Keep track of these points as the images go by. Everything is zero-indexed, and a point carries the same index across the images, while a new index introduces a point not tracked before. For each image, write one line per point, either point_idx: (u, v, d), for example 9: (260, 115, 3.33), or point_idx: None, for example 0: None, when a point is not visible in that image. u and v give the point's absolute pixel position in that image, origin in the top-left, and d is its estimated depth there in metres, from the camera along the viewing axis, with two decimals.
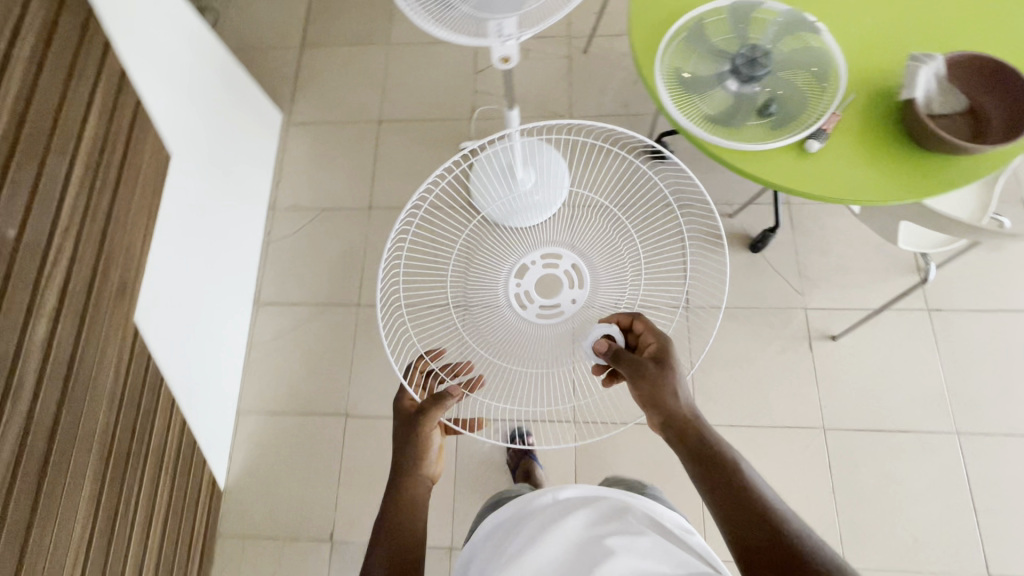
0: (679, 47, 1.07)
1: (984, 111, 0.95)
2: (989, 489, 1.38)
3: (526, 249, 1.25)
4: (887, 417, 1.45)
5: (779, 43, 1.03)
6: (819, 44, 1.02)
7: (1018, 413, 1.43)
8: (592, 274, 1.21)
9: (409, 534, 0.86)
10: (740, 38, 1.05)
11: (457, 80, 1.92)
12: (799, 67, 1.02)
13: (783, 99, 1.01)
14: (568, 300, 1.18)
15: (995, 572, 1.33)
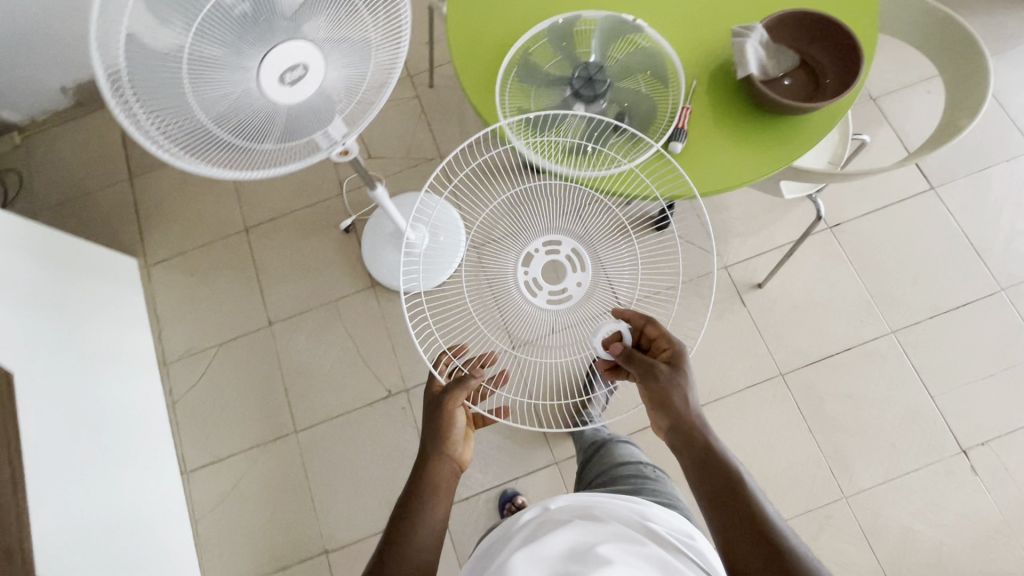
0: (514, 86, 1.01)
1: (816, 61, 0.95)
2: (935, 373, 1.47)
3: (527, 231, 1.17)
4: (830, 342, 1.51)
5: (609, 51, 1.00)
6: (648, 42, 0.99)
7: (935, 294, 1.52)
8: (592, 255, 1.14)
9: (433, 539, 0.79)
10: (569, 59, 1.01)
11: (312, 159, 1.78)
12: (636, 71, 0.99)
13: (633, 108, 0.98)
14: (573, 284, 1.13)
15: (967, 446, 1.41)
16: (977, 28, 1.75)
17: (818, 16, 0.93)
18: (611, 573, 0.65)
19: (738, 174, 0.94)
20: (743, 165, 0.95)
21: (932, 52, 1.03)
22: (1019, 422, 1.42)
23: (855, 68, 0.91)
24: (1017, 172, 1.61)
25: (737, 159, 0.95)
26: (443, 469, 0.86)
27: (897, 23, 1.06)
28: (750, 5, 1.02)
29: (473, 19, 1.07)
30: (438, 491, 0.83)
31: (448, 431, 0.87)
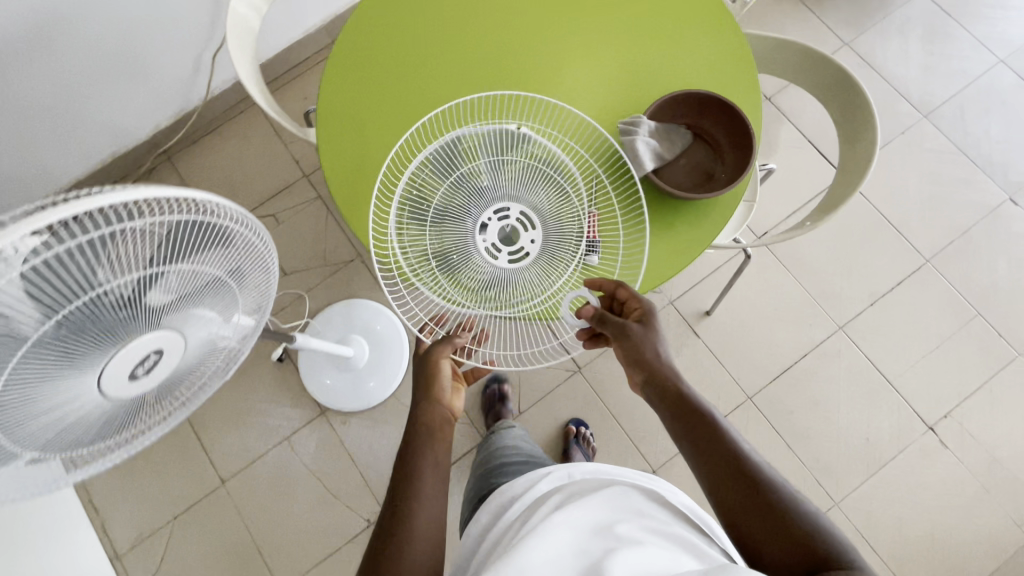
0: (410, 232, 0.90)
1: (708, 132, 0.92)
2: (887, 358, 1.51)
3: (478, 189, 0.88)
4: (786, 352, 1.52)
5: (496, 163, 0.89)
6: (539, 149, 0.90)
7: (870, 280, 1.56)
8: (546, 207, 0.88)
9: (440, 487, 0.74)
10: (458, 185, 0.89)
11: None
12: (535, 176, 0.89)
13: (539, 228, 0.87)
14: (529, 239, 0.87)
15: (932, 421, 1.46)
16: (844, 8, 1.79)
17: (697, 93, 0.90)
18: (641, 552, 0.68)
19: (661, 271, 0.93)
20: (663, 258, 0.93)
21: (812, 89, 1.02)
22: (973, 385, 1.47)
23: (747, 138, 0.88)
24: (915, 140, 1.66)
25: (656, 254, 0.93)
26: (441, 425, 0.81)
27: (772, 66, 1.05)
28: (630, 96, 1.02)
29: (349, 153, 1.01)
30: (440, 445, 0.78)
31: (437, 384, 0.83)
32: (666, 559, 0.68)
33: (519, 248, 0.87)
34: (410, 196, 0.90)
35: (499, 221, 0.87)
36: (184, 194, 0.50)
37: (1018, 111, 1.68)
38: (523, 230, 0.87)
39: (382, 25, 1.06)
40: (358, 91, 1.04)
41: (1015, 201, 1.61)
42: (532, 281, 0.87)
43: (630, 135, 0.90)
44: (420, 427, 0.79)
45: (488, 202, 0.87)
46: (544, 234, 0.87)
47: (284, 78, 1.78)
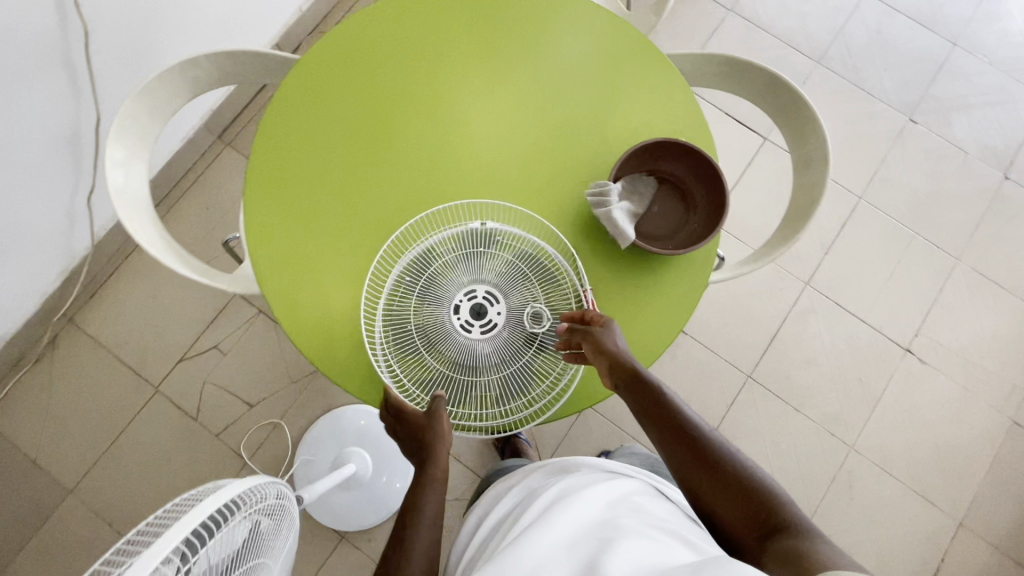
0: (399, 362, 0.84)
1: (669, 172, 0.89)
2: (854, 299, 1.59)
3: (439, 287, 0.83)
4: (767, 323, 1.57)
5: (459, 260, 0.83)
6: (501, 238, 0.85)
7: (817, 230, 1.63)
8: (508, 275, 0.83)
9: (431, 541, 0.78)
10: (427, 297, 0.83)
11: (187, 445, 1.49)
12: (500, 260, 0.84)
13: (533, 316, 0.82)
14: (495, 310, 0.82)
15: (906, 344, 1.57)
16: None
17: (655, 143, 0.86)
18: (623, 545, 0.68)
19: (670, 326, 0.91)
20: (664, 314, 0.92)
21: (747, 92, 1.02)
22: (929, 300, 1.59)
23: (716, 176, 0.85)
24: (816, 87, 1.73)
25: (656, 310, 0.92)
26: (434, 481, 0.83)
27: (703, 76, 1.03)
28: (582, 141, 0.95)
29: (304, 301, 0.89)
30: (434, 501, 0.81)
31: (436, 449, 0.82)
32: (657, 550, 0.69)
33: (489, 322, 0.81)
34: (390, 329, 0.84)
35: (469, 304, 0.82)
36: (252, 485, 0.53)
37: (892, 35, 1.79)
38: (489, 309, 0.82)
39: (289, 146, 0.94)
40: (287, 228, 0.91)
41: (914, 120, 1.72)
42: (542, 357, 0.84)
43: (604, 206, 0.86)
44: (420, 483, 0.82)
45: (467, 306, 0.82)
46: (511, 304, 0.82)
47: (175, 194, 1.58)
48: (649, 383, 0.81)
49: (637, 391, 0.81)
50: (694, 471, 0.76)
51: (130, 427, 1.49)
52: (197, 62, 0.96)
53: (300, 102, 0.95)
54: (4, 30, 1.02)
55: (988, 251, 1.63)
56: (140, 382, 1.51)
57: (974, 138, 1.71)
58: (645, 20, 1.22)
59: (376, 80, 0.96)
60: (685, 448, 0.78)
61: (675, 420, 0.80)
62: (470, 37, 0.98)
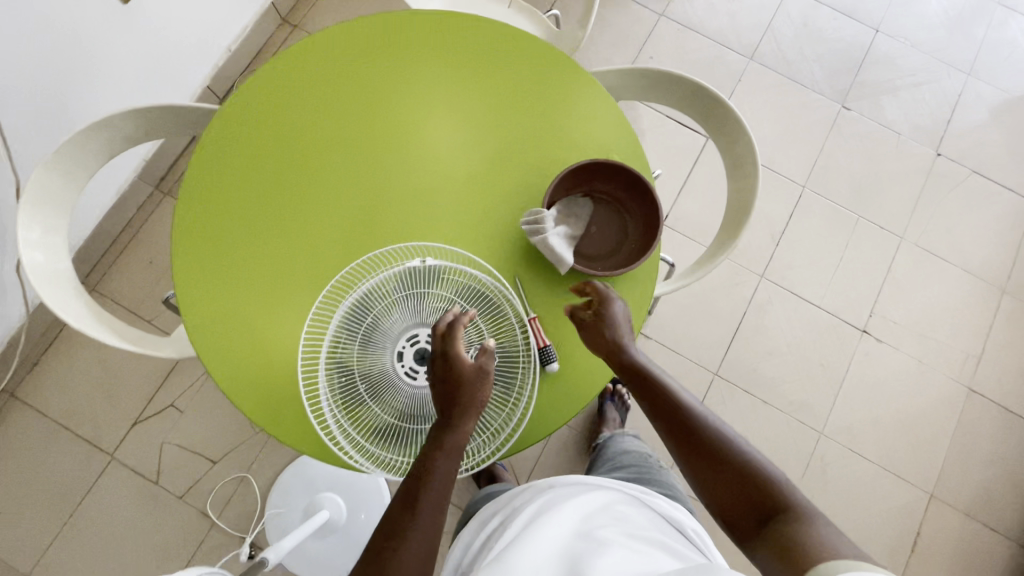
0: (345, 410, 0.80)
1: (602, 190, 0.89)
2: (809, 287, 1.63)
3: (381, 332, 0.81)
4: (728, 318, 1.59)
5: (399, 302, 0.81)
6: (440, 276, 0.83)
7: (766, 222, 1.66)
8: (451, 315, 0.83)
9: (437, 507, 0.77)
10: (368, 344, 0.80)
11: (149, 512, 1.42)
12: (441, 300, 0.83)
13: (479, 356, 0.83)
14: (440, 354, 0.82)
15: (862, 326, 1.61)
16: None
17: (580, 164, 0.86)
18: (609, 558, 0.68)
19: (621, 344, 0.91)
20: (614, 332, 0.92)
21: (673, 101, 1.03)
22: (879, 280, 1.64)
23: (647, 191, 0.86)
24: (751, 82, 1.77)
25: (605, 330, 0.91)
26: (451, 448, 0.76)
27: (629, 90, 1.04)
28: (517, 170, 0.94)
29: (244, 361, 0.86)
30: (447, 465, 0.76)
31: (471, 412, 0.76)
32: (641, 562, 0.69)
33: (435, 366, 0.82)
34: (333, 380, 0.81)
35: (413, 349, 0.82)
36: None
37: (818, 26, 1.84)
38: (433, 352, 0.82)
39: (215, 201, 0.90)
40: (222, 286, 0.88)
41: (847, 107, 1.77)
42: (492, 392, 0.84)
43: (540, 234, 0.85)
44: (437, 446, 0.76)
45: (412, 352, 0.82)
46: None
47: (111, 254, 1.52)
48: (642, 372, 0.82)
49: (637, 382, 0.82)
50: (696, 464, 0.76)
51: (86, 499, 1.42)
52: (112, 122, 0.92)
53: (224, 153, 0.92)
54: None
55: (929, 226, 1.68)
56: (93, 451, 1.44)
57: (905, 119, 1.77)
58: (572, 39, 1.23)
59: (302, 123, 0.94)
60: (686, 437, 0.78)
61: (670, 408, 0.80)
62: (395, 71, 0.96)
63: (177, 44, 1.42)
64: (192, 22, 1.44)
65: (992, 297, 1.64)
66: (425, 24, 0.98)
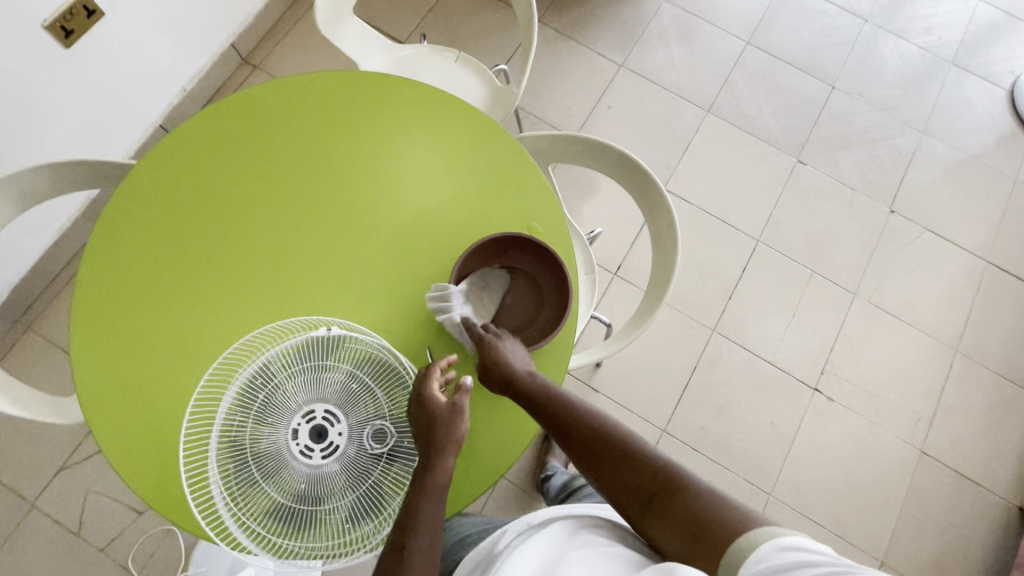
0: (236, 488, 0.74)
1: (516, 264, 0.88)
2: (761, 341, 1.61)
3: (275, 407, 0.77)
4: (677, 372, 1.57)
5: (295, 374, 0.78)
6: (339, 347, 0.81)
7: (719, 275, 1.66)
8: (349, 389, 0.79)
9: (429, 551, 0.77)
10: (262, 419, 0.76)
11: (68, 564, 1.36)
12: (339, 373, 0.79)
13: (381, 428, 0.79)
14: (337, 429, 0.76)
15: (814, 383, 1.59)
16: (608, 33, 1.87)
17: (488, 242, 0.85)
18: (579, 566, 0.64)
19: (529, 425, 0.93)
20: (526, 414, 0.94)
21: (601, 169, 1.02)
22: (831, 337, 1.62)
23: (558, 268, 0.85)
24: (708, 135, 1.79)
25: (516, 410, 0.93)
26: (433, 486, 0.78)
27: (560, 154, 1.04)
28: (443, 234, 0.93)
29: (137, 430, 0.82)
30: (433, 507, 0.78)
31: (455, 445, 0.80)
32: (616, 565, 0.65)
33: (331, 442, 0.75)
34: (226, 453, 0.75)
35: (309, 424, 0.76)
36: None
37: (775, 81, 1.86)
38: (330, 430, 0.76)
39: (125, 258, 0.88)
40: (122, 349, 0.84)
41: (802, 161, 1.78)
42: (393, 470, 0.79)
43: (446, 312, 0.84)
44: (421, 488, 0.78)
45: (308, 427, 0.76)
46: (353, 421, 0.77)
47: (50, 292, 1.46)
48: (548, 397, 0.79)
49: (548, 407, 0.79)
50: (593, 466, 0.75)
51: (1, 551, 1.36)
52: (22, 175, 0.91)
53: (144, 206, 0.90)
54: None
55: (882, 283, 1.68)
56: (14, 499, 1.38)
57: (859, 175, 1.78)
58: (509, 101, 1.26)
59: (223, 180, 0.91)
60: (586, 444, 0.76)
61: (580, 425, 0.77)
62: (328, 131, 0.95)
63: (125, 86, 1.42)
64: (142, 65, 1.43)
65: (944, 357, 1.63)
66: (358, 87, 0.98)
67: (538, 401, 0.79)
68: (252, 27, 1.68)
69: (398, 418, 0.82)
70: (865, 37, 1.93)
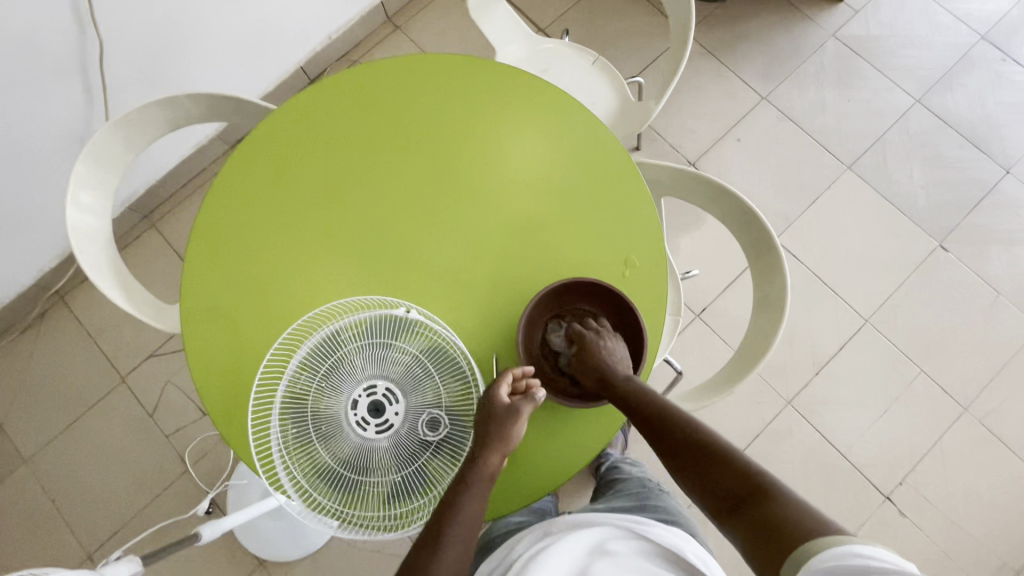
0: (292, 438, 0.77)
1: (580, 309, 0.87)
2: (838, 429, 1.47)
3: (339, 376, 0.78)
4: (738, 434, 1.47)
5: (364, 349, 0.78)
6: (412, 332, 0.81)
7: (811, 346, 1.52)
8: (412, 375, 0.78)
9: (462, 545, 0.80)
10: (324, 383, 0.78)
11: (137, 438, 1.53)
12: (405, 356, 0.79)
13: (437, 416, 0.77)
14: (393, 412, 0.76)
15: (887, 491, 1.43)
16: (759, 59, 1.73)
17: (565, 283, 0.85)
18: None
19: (564, 467, 0.91)
20: (565, 455, 0.91)
21: (718, 217, 0.96)
22: (922, 448, 1.45)
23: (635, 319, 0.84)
24: (842, 192, 1.62)
25: (557, 451, 0.91)
26: (476, 480, 0.81)
27: (678, 190, 0.99)
28: (538, 239, 0.91)
29: (220, 361, 0.88)
30: (472, 503, 0.80)
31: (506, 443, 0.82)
32: None
33: (385, 422, 0.76)
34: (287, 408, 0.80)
35: (367, 401, 0.77)
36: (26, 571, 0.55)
37: (938, 150, 1.65)
38: (387, 408, 0.76)
39: (243, 200, 0.92)
40: (222, 281, 0.90)
41: (944, 247, 1.58)
42: (438, 461, 0.77)
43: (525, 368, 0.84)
44: (463, 482, 0.80)
45: (366, 401, 0.77)
46: (410, 405, 0.77)
47: (177, 198, 1.61)
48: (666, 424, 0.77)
49: (660, 430, 0.77)
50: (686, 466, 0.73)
51: (90, 411, 1.54)
52: (180, 99, 0.99)
53: (266, 152, 0.93)
54: (21, 26, 1.08)
55: (1002, 406, 1.47)
56: (109, 369, 1.56)
57: (1011, 278, 1.55)
58: (639, 117, 1.19)
59: (343, 145, 0.93)
60: (681, 448, 0.75)
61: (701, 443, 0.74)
62: (448, 112, 0.95)
63: (283, 26, 1.51)
64: (302, 9, 1.51)
65: None
66: (488, 73, 0.96)
67: (651, 418, 0.78)
68: None
69: (454, 409, 0.80)
70: None
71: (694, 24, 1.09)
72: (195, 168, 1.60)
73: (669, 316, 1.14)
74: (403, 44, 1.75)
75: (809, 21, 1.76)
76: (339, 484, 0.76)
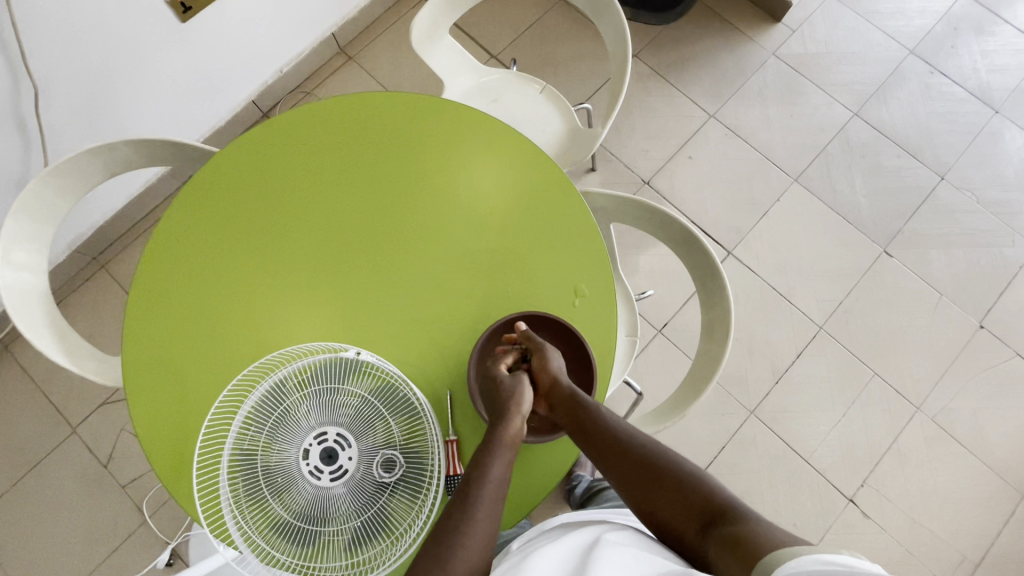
0: (246, 493, 0.75)
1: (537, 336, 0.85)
2: (799, 436, 1.50)
3: (289, 425, 0.76)
4: (705, 446, 1.49)
5: (315, 395, 0.77)
6: (364, 375, 0.80)
7: (769, 354, 1.56)
8: (364, 417, 0.77)
9: (490, 519, 0.71)
10: (274, 434, 0.76)
11: (91, 492, 1.46)
12: (355, 398, 0.77)
13: (391, 457, 0.76)
14: (346, 456, 0.74)
15: (850, 492, 1.47)
16: (704, 80, 1.79)
17: (522, 317, 0.86)
18: (618, 548, 0.64)
19: (524, 502, 0.90)
20: (523, 489, 0.90)
21: (662, 238, 1.00)
22: (880, 449, 1.50)
23: (583, 350, 0.85)
24: (790, 204, 1.68)
25: (517, 487, 0.90)
26: (501, 442, 0.75)
27: (623, 214, 1.02)
28: (489, 271, 0.92)
29: (167, 413, 0.86)
30: (500, 466, 0.74)
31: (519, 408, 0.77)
32: (651, 555, 0.64)
33: (339, 469, 0.74)
34: (238, 462, 0.78)
35: (319, 448, 0.74)
36: None
37: (877, 160, 1.73)
38: (340, 453, 0.74)
39: (188, 247, 0.90)
40: (168, 331, 0.88)
41: (889, 252, 1.65)
42: (396, 501, 0.76)
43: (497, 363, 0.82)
44: (491, 441, 0.75)
45: (317, 447, 0.74)
46: (364, 448, 0.75)
47: (126, 240, 1.56)
48: (640, 458, 0.74)
49: (634, 466, 0.74)
50: (634, 486, 0.73)
51: (39, 467, 1.47)
52: (115, 145, 0.97)
53: (209, 197, 0.92)
54: None
55: (951, 403, 1.53)
56: (59, 421, 1.50)
57: (951, 278, 1.63)
58: (586, 144, 1.21)
59: (290, 185, 0.93)
60: (634, 470, 0.74)
61: (675, 478, 0.71)
62: (393, 148, 0.95)
63: (230, 62, 1.50)
64: (249, 44, 1.51)
65: (1008, 500, 1.46)
66: (432, 108, 0.98)
67: (623, 454, 0.75)
68: (355, 19, 1.73)
69: (410, 448, 0.78)
70: (991, 128, 1.76)
71: (632, 53, 1.12)
72: (145, 207, 1.56)
73: (625, 336, 1.15)
74: (356, 74, 1.75)
75: (750, 41, 1.83)
76: (295, 536, 0.74)
